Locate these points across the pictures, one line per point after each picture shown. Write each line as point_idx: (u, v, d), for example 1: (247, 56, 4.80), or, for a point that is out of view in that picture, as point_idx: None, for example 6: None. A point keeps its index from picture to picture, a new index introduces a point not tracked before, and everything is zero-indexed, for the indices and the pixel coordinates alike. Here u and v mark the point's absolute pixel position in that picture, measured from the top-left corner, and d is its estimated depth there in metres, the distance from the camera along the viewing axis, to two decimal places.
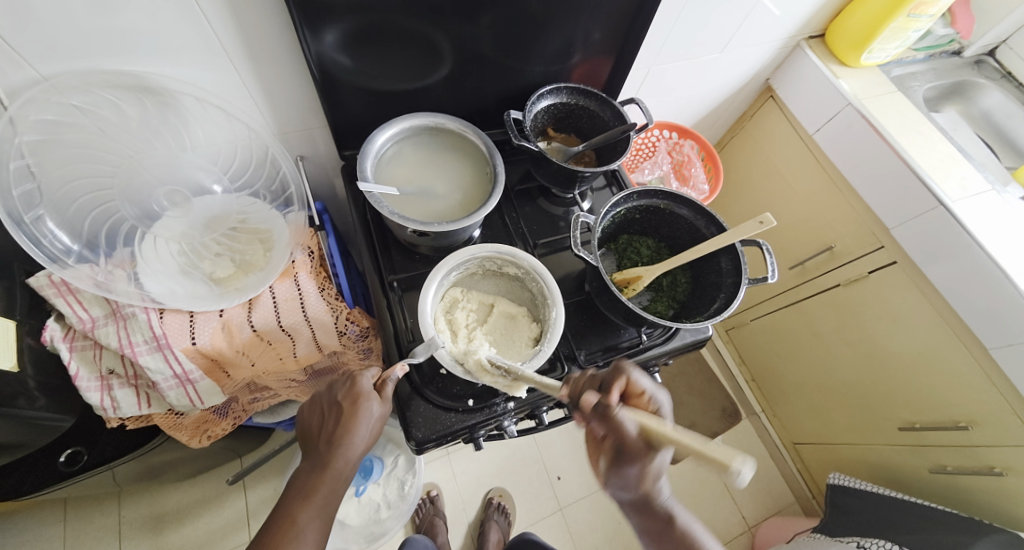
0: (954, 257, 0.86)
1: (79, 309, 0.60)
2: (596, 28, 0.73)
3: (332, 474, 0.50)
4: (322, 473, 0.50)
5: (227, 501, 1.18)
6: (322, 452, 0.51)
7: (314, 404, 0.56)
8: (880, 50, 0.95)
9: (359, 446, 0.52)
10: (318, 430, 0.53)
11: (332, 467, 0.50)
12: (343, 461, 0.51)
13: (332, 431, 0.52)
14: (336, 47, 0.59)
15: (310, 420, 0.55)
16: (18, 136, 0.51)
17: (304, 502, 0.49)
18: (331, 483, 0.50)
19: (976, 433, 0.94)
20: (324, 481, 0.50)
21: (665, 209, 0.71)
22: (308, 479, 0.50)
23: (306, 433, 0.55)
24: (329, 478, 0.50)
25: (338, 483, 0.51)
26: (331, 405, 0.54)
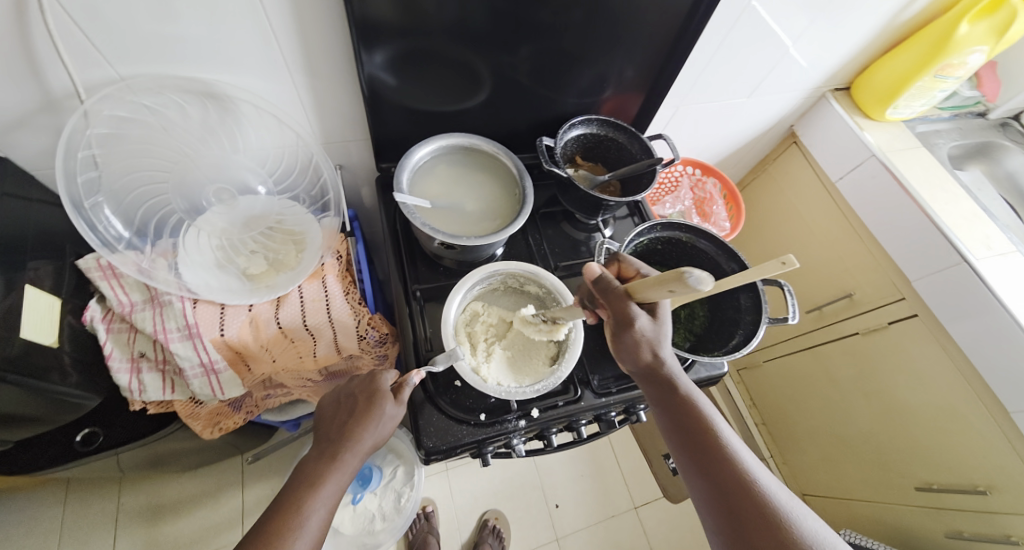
0: (977, 314, 0.85)
1: (121, 293, 0.63)
2: (629, 67, 0.76)
3: (340, 466, 0.50)
4: (331, 463, 0.50)
5: (226, 498, 1.18)
6: (333, 440, 0.52)
7: (333, 393, 0.57)
8: (906, 107, 0.97)
9: (369, 441, 0.52)
10: (332, 420, 0.54)
11: (341, 459, 0.50)
12: (351, 454, 0.51)
13: (345, 423, 0.53)
14: (385, 68, 0.63)
15: (325, 409, 0.56)
16: (90, 128, 0.55)
17: (311, 489, 0.48)
18: (338, 474, 0.50)
19: (994, 498, 0.92)
20: (332, 472, 0.50)
21: (687, 242, 0.73)
22: (317, 466, 0.50)
23: (319, 422, 0.55)
24: (337, 470, 0.50)
25: (344, 477, 0.50)
26: (349, 397, 0.55)
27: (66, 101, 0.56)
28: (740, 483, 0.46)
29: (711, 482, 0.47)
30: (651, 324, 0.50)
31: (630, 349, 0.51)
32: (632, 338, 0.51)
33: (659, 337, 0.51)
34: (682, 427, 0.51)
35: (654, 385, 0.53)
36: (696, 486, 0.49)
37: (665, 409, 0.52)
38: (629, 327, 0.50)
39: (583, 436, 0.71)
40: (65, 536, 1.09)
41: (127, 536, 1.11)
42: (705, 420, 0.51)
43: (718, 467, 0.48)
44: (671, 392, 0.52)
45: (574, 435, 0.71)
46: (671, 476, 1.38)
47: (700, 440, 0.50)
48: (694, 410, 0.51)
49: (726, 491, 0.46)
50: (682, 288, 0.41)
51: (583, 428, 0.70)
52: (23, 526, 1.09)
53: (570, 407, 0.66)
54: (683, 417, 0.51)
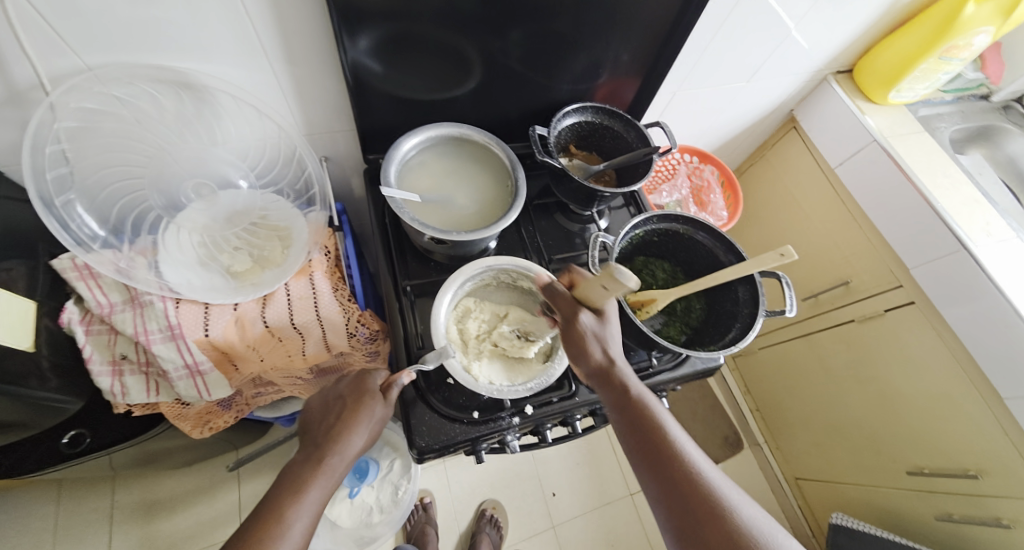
0: (974, 301, 0.85)
1: (99, 293, 0.61)
2: (625, 50, 0.73)
3: (326, 470, 0.49)
4: (318, 467, 0.49)
5: (221, 493, 1.17)
6: (320, 443, 0.51)
7: (320, 395, 0.56)
8: (909, 89, 0.95)
9: (357, 444, 0.51)
10: (319, 422, 0.53)
11: (328, 463, 0.49)
12: (338, 458, 0.50)
13: (333, 426, 0.52)
14: (369, 53, 0.60)
15: (313, 411, 0.55)
16: (57, 122, 0.52)
17: (294, 495, 0.47)
18: (324, 480, 0.48)
19: (986, 482, 0.92)
20: (318, 477, 0.48)
21: (684, 234, 0.71)
22: (302, 471, 0.49)
23: (306, 423, 0.54)
24: (324, 474, 0.49)
25: (331, 482, 0.49)
26: (337, 399, 0.55)
27: (30, 92, 0.53)
28: (700, 494, 0.45)
29: (673, 495, 0.46)
30: (595, 322, 0.52)
31: (580, 347, 0.52)
32: (577, 335, 0.52)
33: (605, 334, 0.52)
34: (638, 437, 0.49)
35: (608, 389, 0.51)
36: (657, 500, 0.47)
37: (620, 417, 0.50)
38: (576, 327, 0.52)
39: (579, 430, 0.70)
40: (60, 533, 1.08)
41: (123, 532, 1.10)
42: (654, 420, 0.49)
43: (677, 479, 0.46)
44: (626, 398, 0.50)
45: (570, 429, 0.70)
46: None
47: (658, 451, 0.48)
48: (651, 418, 0.49)
49: (688, 505, 0.45)
50: (619, 286, 0.44)
51: (578, 422, 0.69)
52: (17, 523, 1.08)
53: (565, 403, 0.65)
54: (640, 428, 0.49)
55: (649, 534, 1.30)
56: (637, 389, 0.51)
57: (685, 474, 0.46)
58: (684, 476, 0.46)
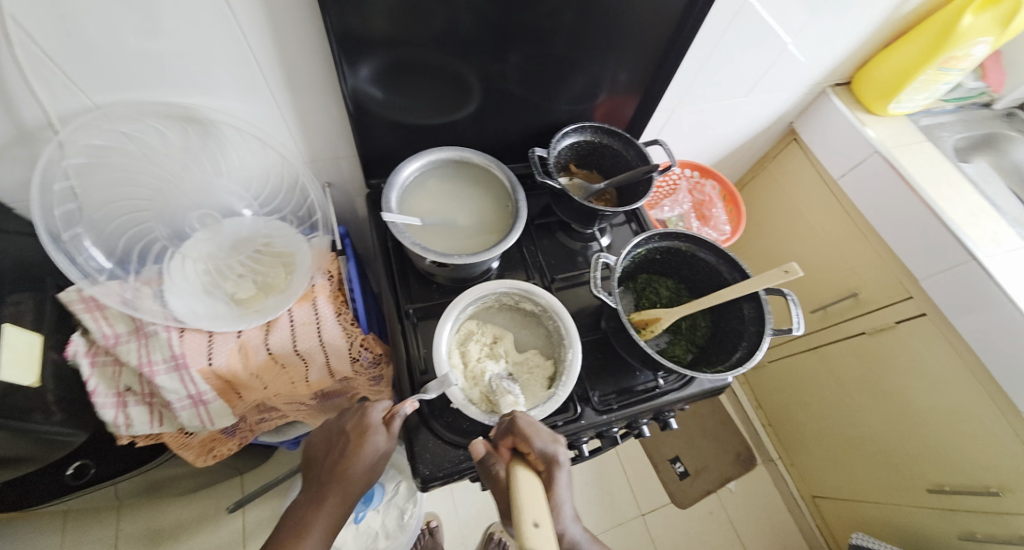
0: (987, 311, 0.83)
1: (104, 325, 0.61)
2: (623, 70, 0.74)
3: (330, 510, 0.49)
4: (320, 507, 0.49)
5: (226, 519, 1.16)
6: (324, 483, 0.50)
7: (322, 431, 0.56)
8: (909, 100, 0.95)
9: (361, 479, 0.51)
10: (323, 459, 0.53)
11: (330, 504, 0.49)
12: (341, 497, 0.49)
13: (336, 463, 0.51)
14: (370, 80, 0.61)
15: (315, 447, 0.55)
16: (65, 159, 0.53)
17: (298, 539, 0.46)
18: (329, 520, 0.48)
19: (1008, 499, 0.89)
20: (321, 518, 0.48)
21: (686, 252, 0.70)
22: (306, 512, 0.49)
23: (309, 460, 0.54)
24: (327, 515, 0.48)
25: (335, 521, 0.49)
26: (339, 435, 0.54)
27: (39, 131, 0.54)
28: None
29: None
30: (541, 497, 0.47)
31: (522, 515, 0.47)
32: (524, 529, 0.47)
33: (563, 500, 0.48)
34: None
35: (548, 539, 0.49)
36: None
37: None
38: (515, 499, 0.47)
39: (586, 453, 0.69)
40: None
41: None
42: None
43: None
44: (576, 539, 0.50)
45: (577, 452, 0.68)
46: (679, 483, 1.37)
47: None
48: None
49: None
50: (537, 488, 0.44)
51: (585, 445, 0.68)
52: None
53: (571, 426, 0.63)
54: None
55: None
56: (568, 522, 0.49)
57: None
58: None
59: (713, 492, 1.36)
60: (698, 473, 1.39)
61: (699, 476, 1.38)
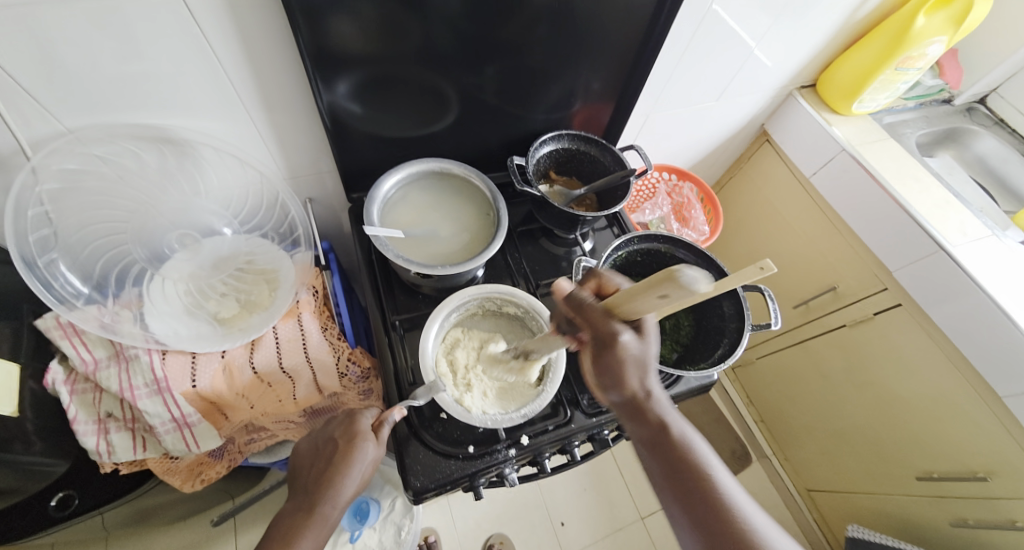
0: (958, 298, 0.86)
1: (83, 350, 0.60)
2: (596, 78, 0.76)
3: (317, 520, 0.48)
4: (308, 517, 0.48)
5: (217, 546, 1.13)
6: (311, 492, 0.50)
7: (310, 439, 0.55)
8: (870, 100, 0.99)
9: (349, 489, 0.50)
10: (310, 468, 0.52)
11: (318, 513, 0.48)
12: (329, 506, 0.49)
13: (323, 472, 0.51)
14: (348, 96, 0.62)
15: (302, 457, 0.54)
16: (39, 184, 0.53)
17: (285, 548, 0.46)
18: (316, 530, 0.48)
19: (995, 483, 0.91)
20: (308, 527, 0.47)
21: (666, 253, 0.72)
22: (293, 522, 0.48)
23: (296, 469, 0.54)
24: (315, 524, 0.48)
25: (322, 531, 0.48)
26: (327, 443, 0.53)
27: (12, 158, 0.53)
28: (737, 532, 0.40)
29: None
30: (638, 342, 0.42)
31: (615, 375, 0.43)
32: (615, 362, 0.43)
33: (647, 357, 0.43)
34: (672, 479, 0.44)
35: (643, 419, 0.46)
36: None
37: (655, 458, 0.46)
38: (615, 358, 0.43)
39: (578, 457, 0.69)
40: None
41: None
42: (697, 464, 0.44)
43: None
44: (659, 437, 0.45)
45: (569, 457, 0.69)
46: None
47: (699, 496, 0.42)
48: (686, 455, 0.45)
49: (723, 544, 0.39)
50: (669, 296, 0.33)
51: (578, 449, 0.68)
52: None
53: (561, 430, 0.64)
54: (673, 463, 0.45)
55: None
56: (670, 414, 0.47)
57: (732, 531, 0.40)
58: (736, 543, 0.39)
59: None
60: None
61: None
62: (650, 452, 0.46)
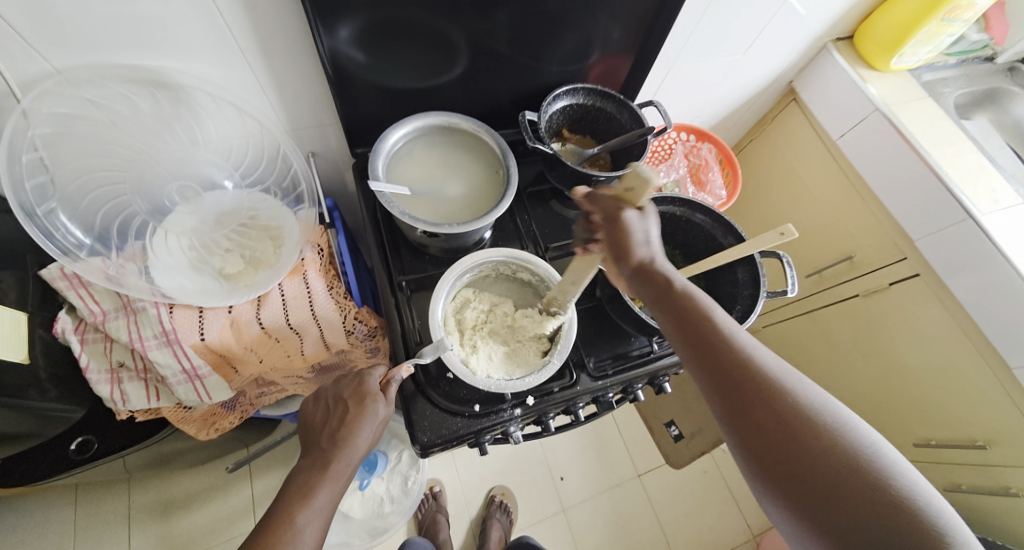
0: (981, 269, 0.83)
1: (90, 302, 0.60)
2: (616, 26, 0.70)
3: (333, 475, 0.49)
4: (324, 472, 0.49)
5: (234, 490, 1.19)
6: (325, 449, 0.50)
7: (317, 398, 0.56)
8: (911, 54, 0.92)
9: (362, 446, 0.51)
10: (321, 425, 0.53)
11: (334, 468, 0.49)
12: (345, 461, 0.50)
13: (336, 428, 0.51)
14: (350, 42, 0.58)
15: (312, 415, 0.55)
16: (32, 128, 0.51)
17: (303, 501, 0.47)
18: (332, 484, 0.48)
19: (994, 452, 0.92)
20: (325, 481, 0.48)
21: (681, 216, 0.69)
22: (308, 477, 0.49)
23: (307, 427, 0.54)
24: (331, 478, 0.49)
25: (338, 485, 0.49)
26: (337, 402, 0.54)
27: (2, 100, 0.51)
28: (737, 358, 0.43)
29: (742, 405, 0.41)
30: (639, 218, 0.51)
31: (622, 244, 0.51)
32: (621, 233, 0.51)
33: (648, 234, 0.51)
34: (685, 330, 0.47)
35: (652, 286, 0.51)
36: (733, 428, 0.41)
37: (676, 327, 0.48)
38: (621, 237, 0.51)
39: (582, 417, 0.70)
40: (80, 534, 1.11)
41: (141, 531, 1.12)
42: (698, 308, 0.48)
43: (733, 376, 0.42)
44: (665, 289, 0.50)
45: (573, 417, 0.69)
46: (673, 445, 1.41)
47: (701, 334, 0.46)
48: (691, 302, 0.48)
49: (726, 369, 0.43)
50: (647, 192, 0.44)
51: (581, 410, 0.68)
52: (37, 527, 1.10)
53: (567, 393, 0.64)
54: (690, 326, 0.47)
55: (659, 513, 1.32)
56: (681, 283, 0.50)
57: (734, 358, 0.43)
58: (739, 367, 0.42)
59: (706, 452, 1.41)
60: (692, 435, 1.42)
61: (693, 438, 1.41)
62: (671, 319, 0.48)
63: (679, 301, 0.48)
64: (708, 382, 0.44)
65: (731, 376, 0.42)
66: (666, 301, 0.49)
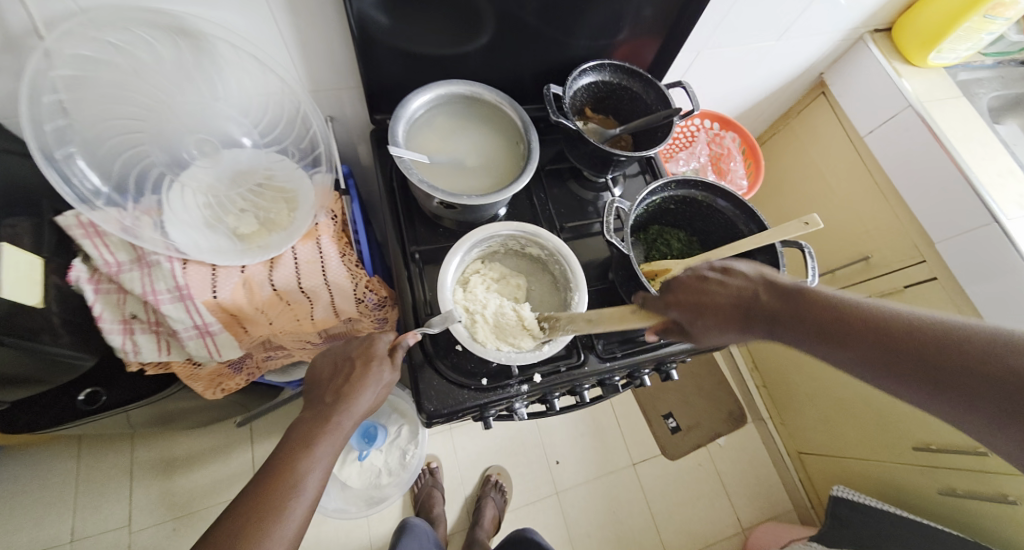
0: (999, 275, 0.82)
1: (105, 252, 0.60)
2: (649, 4, 0.68)
3: (333, 430, 0.49)
4: (326, 429, 0.49)
5: (235, 453, 1.21)
6: (327, 403, 0.50)
7: (328, 354, 0.56)
8: (950, 51, 0.89)
9: (365, 406, 0.51)
10: (328, 381, 0.53)
11: (336, 426, 0.49)
12: (346, 418, 0.50)
13: (341, 386, 0.51)
14: (376, 4, 0.56)
15: (319, 369, 0.55)
16: (53, 69, 0.50)
17: (304, 451, 0.47)
18: (332, 439, 0.49)
19: (993, 460, 0.91)
20: (325, 438, 0.48)
21: (702, 202, 0.68)
22: (309, 431, 0.48)
23: (313, 381, 0.54)
24: (331, 436, 0.49)
25: (337, 443, 0.49)
26: (344, 359, 0.54)
27: (23, 37, 0.50)
28: (852, 318, 0.41)
29: (858, 343, 0.40)
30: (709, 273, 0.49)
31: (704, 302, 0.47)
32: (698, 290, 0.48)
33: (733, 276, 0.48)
34: (794, 320, 0.43)
35: (755, 310, 0.45)
36: (954, 408, 0.36)
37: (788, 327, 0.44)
38: (691, 285, 0.49)
39: (587, 399, 0.70)
40: (83, 486, 1.13)
41: (143, 487, 1.15)
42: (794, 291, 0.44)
43: (864, 332, 0.40)
44: (755, 299, 0.46)
45: (577, 399, 0.69)
46: (670, 437, 1.41)
47: (805, 315, 0.43)
48: (782, 295, 0.45)
49: (855, 332, 0.40)
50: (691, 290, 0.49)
51: (587, 392, 0.68)
52: (42, 476, 1.13)
53: (573, 373, 0.64)
54: (820, 324, 0.42)
55: (651, 502, 1.33)
56: (754, 280, 0.47)
57: (853, 316, 0.41)
58: (866, 324, 0.40)
59: (703, 446, 1.41)
60: (690, 428, 1.43)
61: (690, 431, 1.42)
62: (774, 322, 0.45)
63: (781, 300, 0.44)
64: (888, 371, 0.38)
65: (882, 352, 0.39)
66: (785, 319, 0.43)
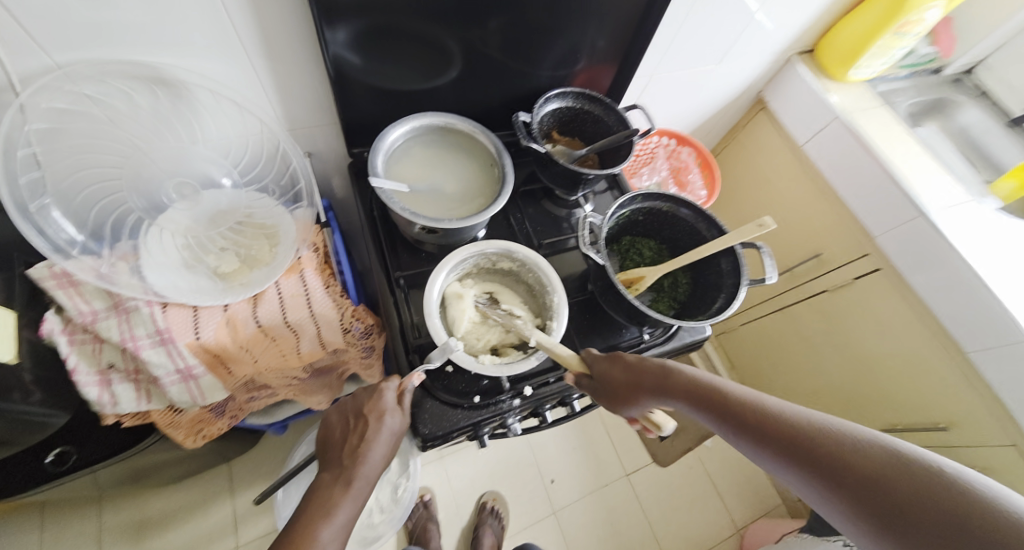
0: (932, 262, 0.91)
1: (80, 302, 0.59)
2: (601, 37, 0.75)
3: (354, 493, 0.49)
4: (346, 490, 0.48)
5: (214, 506, 1.14)
6: (346, 465, 0.50)
7: (339, 411, 0.56)
8: (866, 66, 1.00)
9: (379, 460, 0.52)
10: (342, 440, 0.53)
11: (355, 486, 0.49)
12: (363, 481, 0.50)
13: (356, 445, 0.52)
14: (349, 46, 0.60)
15: (332, 428, 0.55)
16: (27, 124, 0.50)
17: (325, 519, 0.46)
18: (352, 500, 0.48)
19: (955, 433, 0.98)
20: (346, 498, 0.48)
21: (667, 212, 0.73)
22: (332, 493, 0.48)
23: (327, 442, 0.54)
24: (351, 496, 0.48)
25: (359, 503, 0.49)
26: (356, 418, 0.54)
27: None
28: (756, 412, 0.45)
29: (770, 437, 0.43)
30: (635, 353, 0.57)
31: (620, 372, 0.55)
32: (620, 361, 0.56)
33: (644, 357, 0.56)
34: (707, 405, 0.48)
35: (668, 388, 0.51)
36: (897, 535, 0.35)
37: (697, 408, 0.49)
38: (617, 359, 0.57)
39: (578, 409, 0.71)
40: None
41: None
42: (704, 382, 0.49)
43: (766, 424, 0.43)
44: (666, 380, 0.52)
45: (569, 409, 0.72)
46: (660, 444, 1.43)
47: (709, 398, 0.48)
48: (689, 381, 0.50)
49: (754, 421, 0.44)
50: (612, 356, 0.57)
51: (576, 401, 0.71)
52: None
53: (562, 383, 0.66)
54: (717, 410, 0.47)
55: (647, 512, 1.33)
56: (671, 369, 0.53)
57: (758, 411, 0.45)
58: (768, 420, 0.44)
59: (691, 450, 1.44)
60: None
61: None
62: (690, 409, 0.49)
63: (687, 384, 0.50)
64: (806, 479, 0.41)
65: (791, 447, 0.41)
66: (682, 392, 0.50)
